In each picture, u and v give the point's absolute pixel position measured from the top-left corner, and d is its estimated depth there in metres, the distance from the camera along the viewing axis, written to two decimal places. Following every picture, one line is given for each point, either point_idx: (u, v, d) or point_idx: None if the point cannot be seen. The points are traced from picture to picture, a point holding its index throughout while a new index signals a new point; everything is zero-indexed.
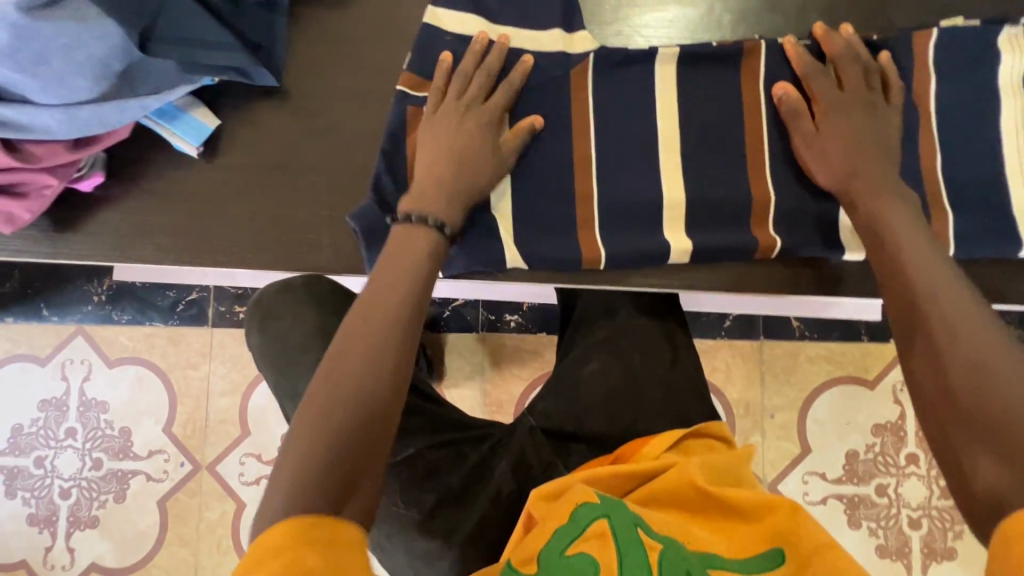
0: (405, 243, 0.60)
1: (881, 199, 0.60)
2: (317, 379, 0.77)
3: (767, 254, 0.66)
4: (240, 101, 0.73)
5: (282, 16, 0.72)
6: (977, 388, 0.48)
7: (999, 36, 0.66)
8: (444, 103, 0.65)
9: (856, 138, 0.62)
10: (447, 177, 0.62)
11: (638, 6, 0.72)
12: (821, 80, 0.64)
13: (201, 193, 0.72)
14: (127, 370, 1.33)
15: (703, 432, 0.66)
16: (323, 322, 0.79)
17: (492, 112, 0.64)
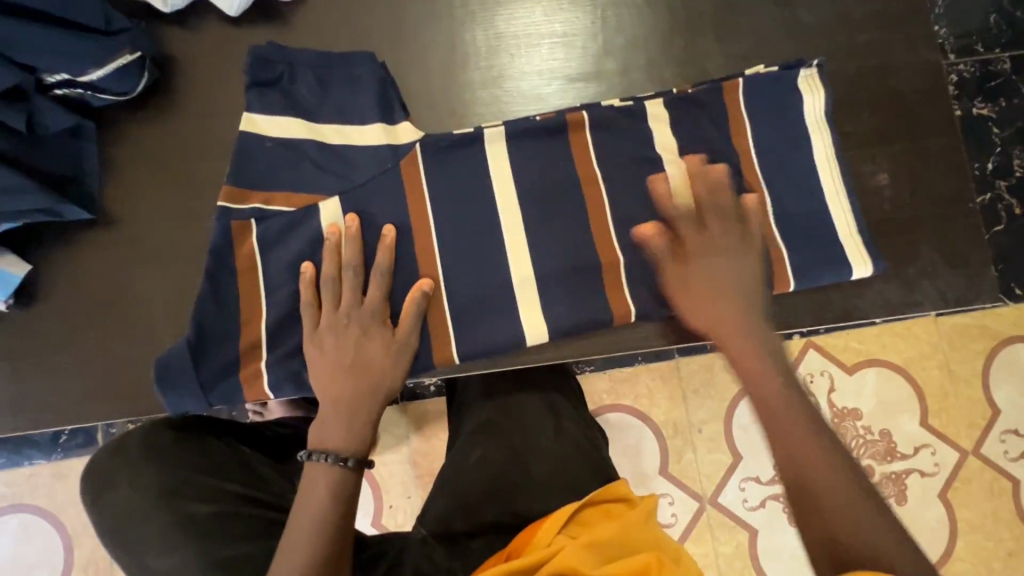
0: (345, 429, 0.59)
1: (710, 295, 0.60)
2: (169, 547, 0.61)
3: (623, 322, 0.66)
4: (51, 241, 0.67)
5: (91, 141, 0.67)
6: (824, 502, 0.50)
7: (798, 79, 0.70)
8: (326, 372, 0.60)
9: (716, 284, 0.60)
10: (357, 307, 0.61)
11: (466, 86, 0.73)
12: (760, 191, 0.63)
13: (17, 345, 0.65)
14: (8, 521, 1.19)
15: (598, 499, 0.66)
16: (168, 477, 0.63)
17: (370, 305, 0.61)
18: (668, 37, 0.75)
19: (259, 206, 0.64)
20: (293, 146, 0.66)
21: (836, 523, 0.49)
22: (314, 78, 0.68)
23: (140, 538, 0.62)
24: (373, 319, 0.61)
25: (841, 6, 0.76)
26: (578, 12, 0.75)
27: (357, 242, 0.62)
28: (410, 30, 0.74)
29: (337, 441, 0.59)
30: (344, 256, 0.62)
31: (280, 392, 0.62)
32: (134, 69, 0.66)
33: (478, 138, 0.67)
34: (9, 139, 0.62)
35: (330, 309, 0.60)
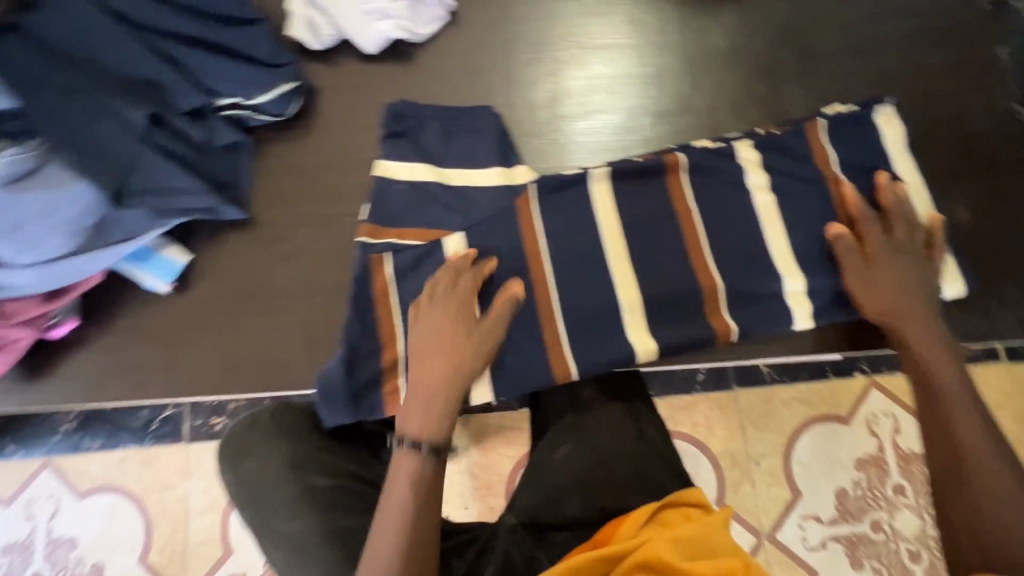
0: (424, 414, 0.64)
1: (909, 297, 0.67)
2: (295, 513, 0.68)
3: (727, 340, 0.72)
4: (207, 235, 0.77)
5: (247, 154, 0.78)
6: (976, 489, 0.59)
7: (876, 115, 0.75)
8: (417, 371, 0.65)
9: (906, 281, 0.67)
10: (443, 298, 0.67)
11: (568, 117, 0.83)
12: (874, 226, 0.69)
13: (173, 324, 0.75)
14: (97, 500, 1.26)
15: (677, 500, 0.69)
16: (299, 451, 0.71)
17: (460, 312, 0.66)
18: (753, 81, 0.83)
19: (395, 239, 0.74)
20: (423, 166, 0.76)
21: (976, 507, 0.58)
22: (440, 129, 0.79)
23: (271, 504, 0.69)
24: (463, 327, 0.66)
25: (918, 57, 0.82)
26: (668, 56, 0.84)
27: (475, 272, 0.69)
28: (519, 69, 0.84)
29: (417, 421, 0.63)
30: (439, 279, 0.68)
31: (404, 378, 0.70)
32: (287, 94, 0.77)
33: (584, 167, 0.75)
34: (188, 147, 0.73)
35: (424, 296, 0.67)
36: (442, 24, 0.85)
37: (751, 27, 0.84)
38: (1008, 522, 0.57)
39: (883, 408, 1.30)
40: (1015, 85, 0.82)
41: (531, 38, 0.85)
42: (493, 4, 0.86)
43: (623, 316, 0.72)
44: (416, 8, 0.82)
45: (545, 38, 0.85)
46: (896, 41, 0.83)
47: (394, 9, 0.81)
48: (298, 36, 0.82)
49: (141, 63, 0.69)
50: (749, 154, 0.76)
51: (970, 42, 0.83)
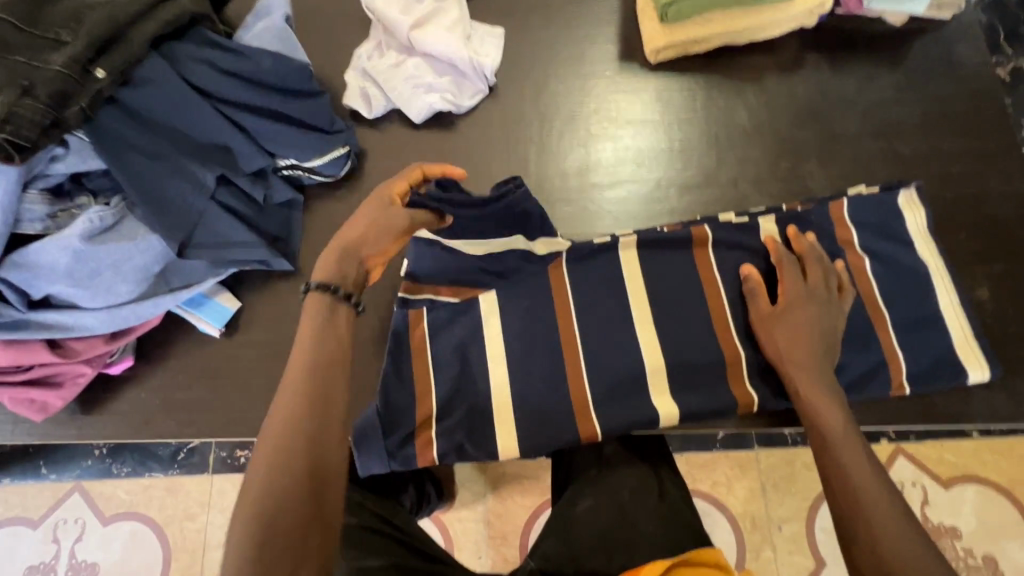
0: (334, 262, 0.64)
1: (803, 351, 0.69)
2: None
3: (748, 410, 0.74)
4: (257, 283, 0.83)
5: (298, 210, 0.85)
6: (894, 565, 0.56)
7: (900, 198, 0.79)
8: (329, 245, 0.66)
9: (804, 333, 0.70)
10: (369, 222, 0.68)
11: (597, 186, 0.88)
12: (791, 266, 0.73)
13: (220, 366, 0.80)
14: (121, 526, 1.28)
15: (695, 561, 0.68)
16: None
17: (382, 204, 0.70)
18: (775, 157, 0.87)
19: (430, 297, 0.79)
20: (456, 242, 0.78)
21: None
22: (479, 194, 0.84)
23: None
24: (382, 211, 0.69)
25: (936, 139, 0.86)
26: (694, 130, 0.89)
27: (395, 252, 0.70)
28: (553, 138, 0.90)
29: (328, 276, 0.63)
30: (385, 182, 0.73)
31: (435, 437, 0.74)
32: (340, 157, 0.84)
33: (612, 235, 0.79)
34: (248, 204, 0.80)
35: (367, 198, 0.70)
36: (482, 96, 0.92)
37: (773, 106, 0.89)
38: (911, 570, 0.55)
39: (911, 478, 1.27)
40: None
41: (565, 111, 0.92)
42: (530, 79, 0.93)
43: (647, 380, 0.75)
44: (461, 84, 0.90)
45: (577, 111, 0.92)
46: (914, 123, 0.87)
47: (440, 85, 0.89)
48: (352, 104, 0.89)
49: (216, 131, 0.76)
50: (771, 228, 0.79)
51: (988, 126, 0.86)
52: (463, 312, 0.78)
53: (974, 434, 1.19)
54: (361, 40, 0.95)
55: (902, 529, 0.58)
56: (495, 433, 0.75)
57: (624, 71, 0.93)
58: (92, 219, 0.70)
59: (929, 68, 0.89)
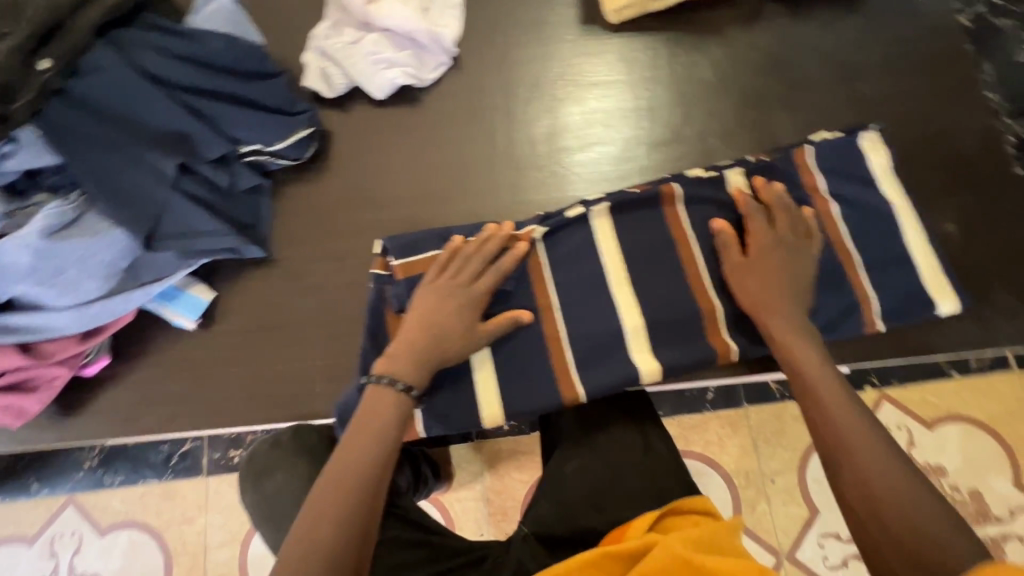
0: (405, 362, 0.65)
1: (776, 297, 0.70)
2: None
3: (726, 359, 0.75)
4: (230, 273, 0.82)
5: (266, 196, 0.84)
6: (884, 488, 0.58)
7: (862, 141, 0.79)
8: (406, 332, 0.67)
9: (777, 280, 0.70)
10: (447, 315, 0.67)
11: (566, 151, 0.88)
12: (758, 215, 0.73)
13: (199, 358, 0.79)
14: (120, 535, 1.27)
15: (682, 509, 0.71)
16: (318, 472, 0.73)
17: (465, 304, 0.68)
18: (741, 109, 0.87)
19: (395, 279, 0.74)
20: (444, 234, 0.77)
21: (896, 503, 0.57)
22: None
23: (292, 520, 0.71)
24: (461, 328, 0.67)
25: (896, 80, 0.87)
26: (659, 88, 0.89)
27: (474, 342, 0.68)
28: (518, 106, 0.90)
29: (399, 372, 0.64)
30: (487, 249, 0.70)
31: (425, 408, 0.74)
32: (304, 139, 0.83)
33: (584, 207, 0.78)
34: (213, 192, 0.79)
35: (448, 271, 0.69)
36: (444, 69, 0.91)
37: (736, 59, 0.89)
38: (900, 491, 0.57)
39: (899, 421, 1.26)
40: (993, 103, 0.86)
41: (528, 78, 0.91)
42: (492, 49, 0.92)
43: (628, 337, 0.75)
44: (422, 57, 0.89)
45: (542, 76, 0.91)
46: (874, 66, 0.88)
47: (400, 59, 0.87)
48: (312, 85, 0.88)
49: (171, 118, 0.75)
50: (740, 180, 0.79)
51: (946, 64, 0.87)
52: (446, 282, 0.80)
53: (953, 373, 1.20)
54: (316, 20, 0.93)
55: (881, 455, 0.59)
56: (479, 401, 0.75)
57: (586, 34, 0.92)
58: (52, 216, 0.69)
59: (886, 11, 0.90)
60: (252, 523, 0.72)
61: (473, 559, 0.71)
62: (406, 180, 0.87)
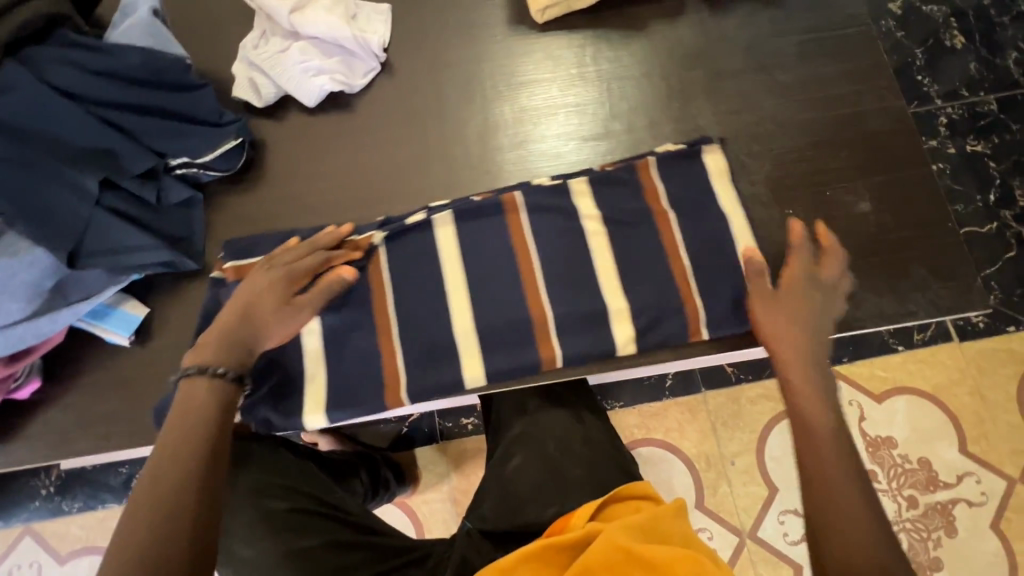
0: (215, 347, 0.66)
1: (791, 338, 0.70)
2: (252, 538, 0.71)
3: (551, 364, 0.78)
4: (165, 288, 0.82)
5: (199, 208, 0.83)
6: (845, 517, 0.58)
7: (712, 151, 0.84)
8: (218, 322, 0.69)
9: (804, 316, 0.71)
10: (264, 296, 0.71)
11: (500, 149, 0.89)
12: (805, 246, 0.76)
13: (136, 375, 0.79)
14: (80, 563, 1.22)
15: (624, 495, 0.72)
16: (257, 478, 0.74)
17: (279, 285, 0.72)
18: (666, 101, 0.90)
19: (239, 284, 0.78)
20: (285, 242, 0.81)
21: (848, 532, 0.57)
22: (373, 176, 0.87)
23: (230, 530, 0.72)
24: (278, 306, 0.71)
25: (813, 66, 0.90)
26: (588, 85, 0.91)
27: (291, 319, 0.72)
28: (451, 107, 0.91)
29: (210, 357, 0.65)
30: (317, 240, 0.77)
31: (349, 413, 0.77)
32: (234, 149, 0.83)
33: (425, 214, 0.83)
34: (141, 207, 0.78)
35: (267, 260, 0.74)
36: (376, 74, 0.92)
37: (660, 53, 0.92)
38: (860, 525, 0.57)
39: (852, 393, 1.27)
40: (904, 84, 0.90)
41: (460, 79, 0.92)
42: (423, 52, 0.93)
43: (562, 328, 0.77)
44: (351, 64, 0.90)
45: (474, 77, 0.92)
46: (791, 55, 0.91)
47: (329, 66, 0.88)
48: (242, 96, 0.88)
49: (92, 134, 0.74)
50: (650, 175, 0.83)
51: (859, 49, 0.91)
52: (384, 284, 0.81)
53: (900, 347, 1.20)
54: (245, 30, 0.93)
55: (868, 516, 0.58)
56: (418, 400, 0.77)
57: (516, 33, 0.94)
58: None
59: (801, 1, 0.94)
60: None
61: (415, 557, 0.73)
62: (340, 185, 0.88)
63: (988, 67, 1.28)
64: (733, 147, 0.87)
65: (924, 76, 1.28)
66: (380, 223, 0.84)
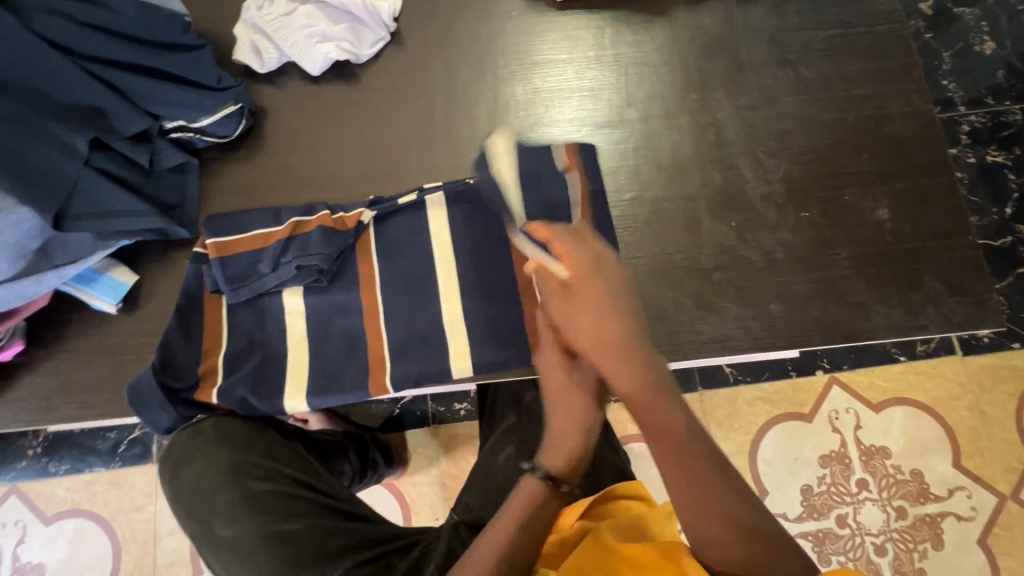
0: (557, 452, 0.63)
1: (594, 329, 0.58)
2: (234, 517, 0.70)
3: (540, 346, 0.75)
4: (155, 255, 0.79)
5: (193, 174, 0.81)
6: (702, 512, 0.55)
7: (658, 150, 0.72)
8: (554, 421, 0.64)
9: (603, 310, 0.58)
10: (569, 380, 0.64)
11: (510, 131, 0.86)
12: (566, 239, 0.61)
13: (122, 342, 0.76)
14: (66, 523, 1.22)
15: (615, 496, 0.71)
16: (240, 459, 0.72)
17: (572, 377, 0.64)
18: (685, 91, 0.86)
19: (217, 261, 0.75)
20: (270, 213, 0.78)
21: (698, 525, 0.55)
22: None
23: (212, 507, 0.71)
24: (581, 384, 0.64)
25: (840, 64, 0.86)
26: (604, 69, 0.87)
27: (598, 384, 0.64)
28: (460, 84, 0.87)
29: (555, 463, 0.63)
30: (309, 228, 0.77)
31: (330, 396, 0.75)
32: (232, 115, 0.80)
33: (418, 192, 0.80)
34: (132, 170, 0.75)
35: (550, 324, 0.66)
36: (384, 45, 0.88)
37: (680, 40, 0.88)
38: (713, 520, 0.55)
39: (845, 403, 1.17)
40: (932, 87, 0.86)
41: (472, 55, 0.88)
42: (434, 25, 0.89)
43: None
44: (359, 32, 0.86)
45: (485, 53, 0.88)
46: (818, 49, 0.87)
47: (335, 33, 0.84)
48: (243, 59, 0.84)
49: (84, 91, 0.71)
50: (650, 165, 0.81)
51: (890, 47, 0.87)
52: (381, 263, 0.79)
53: (901, 357, 1.18)
54: None
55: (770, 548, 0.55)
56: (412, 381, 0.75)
57: (531, 9, 0.90)
58: None
59: None
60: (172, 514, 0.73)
61: (400, 545, 0.71)
62: (340, 159, 0.85)
63: (1016, 75, 1.23)
64: (751, 143, 0.84)
65: (948, 82, 1.24)
66: (370, 202, 0.80)
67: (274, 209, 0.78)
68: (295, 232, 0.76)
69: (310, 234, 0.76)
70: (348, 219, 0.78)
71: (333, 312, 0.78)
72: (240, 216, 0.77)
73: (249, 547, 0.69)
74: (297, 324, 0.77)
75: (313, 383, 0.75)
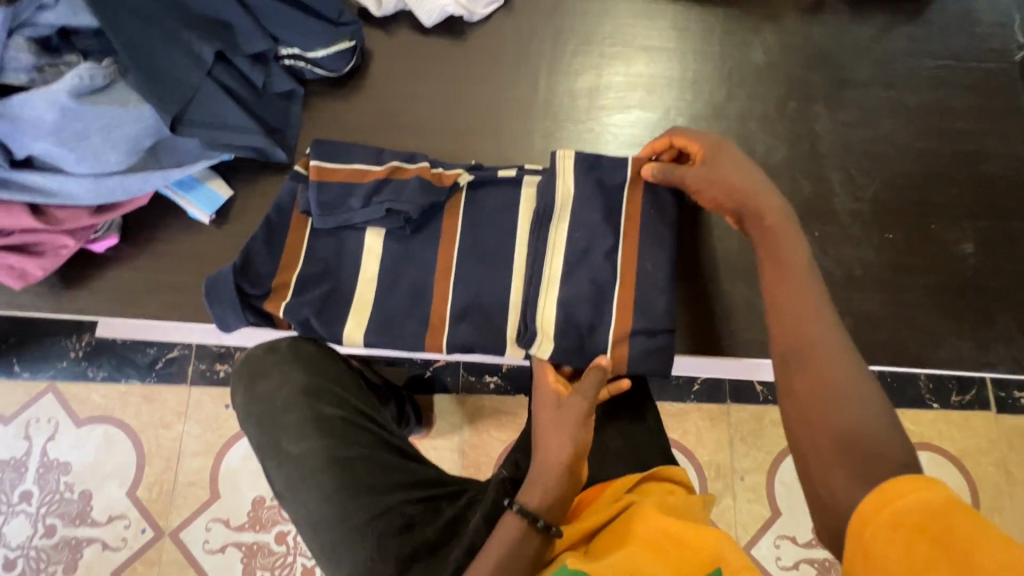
0: (540, 485, 0.66)
1: (736, 177, 0.66)
2: (302, 434, 0.75)
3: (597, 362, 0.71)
4: (252, 175, 0.81)
5: (298, 103, 0.83)
6: (840, 407, 0.51)
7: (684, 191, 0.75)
8: (540, 456, 0.67)
9: (731, 170, 0.67)
10: (560, 420, 0.68)
11: (604, 110, 0.87)
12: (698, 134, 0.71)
13: (211, 253, 0.79)
14: (95, 428, 1.22)
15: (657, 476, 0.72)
16: (313, 382, 0.76)
17: (562, 416, 0.68)
18: (786, 98, 0.86)
19: (312, 186, 0.77)
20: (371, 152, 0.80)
21: (831, 426, 0.51)
22: None
23: (283, 421, 0.76)
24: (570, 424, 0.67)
25: (941, 96, 0.86)
26: (707, 64, 0.88)
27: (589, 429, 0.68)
28: (564, 57, 0.88)
29: (535, 499, 0.65)
30: (408, 175, 0.78)
31: (403, 337, 0.77)
32: (346, 52, 0.81)
33: (517, 170, 0.80)
34: (246, 87, 0.78)
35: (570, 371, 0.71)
36: (497, 7, 0.88)
37: (789, 48, 0.88)
38: (857, 423, 0.50)
39: None
40: None
41: (579, 31, 0.89)
42: None
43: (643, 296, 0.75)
44: None
45: (590, 30, 0.89)
46: (924, 78, 0.87)
47: None
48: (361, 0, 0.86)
49: (217, 5, 0.74)
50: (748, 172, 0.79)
51: (993, 88, 0.87)
52: (467, 217, 0.80)
53: (934, 404, 1.17)
54: None
55: (877, 417, 0.51)
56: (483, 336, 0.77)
57: None
58: (81, 76, 0.67)
59: (943, 26, 0.89)
60: (244, 424, 0.79)
61: (450, 491, 0.74)
62: (437, 112, 0.86)
63: None
64: (844, 159, 0.84)
65: None
66: (470, 166, 0.81)
67: (375, 149, 0.80)
68: (392, 175, 0.78)
69: (408, 181, 0.77)
70: (447, 177, 0.79)
71: (412, 257, 0.79)
72: (342, 149, 0.79)
73: (315, 462, 0.74)
74: (375, 264, 0.79)
75: (388, 322, 0.77)
